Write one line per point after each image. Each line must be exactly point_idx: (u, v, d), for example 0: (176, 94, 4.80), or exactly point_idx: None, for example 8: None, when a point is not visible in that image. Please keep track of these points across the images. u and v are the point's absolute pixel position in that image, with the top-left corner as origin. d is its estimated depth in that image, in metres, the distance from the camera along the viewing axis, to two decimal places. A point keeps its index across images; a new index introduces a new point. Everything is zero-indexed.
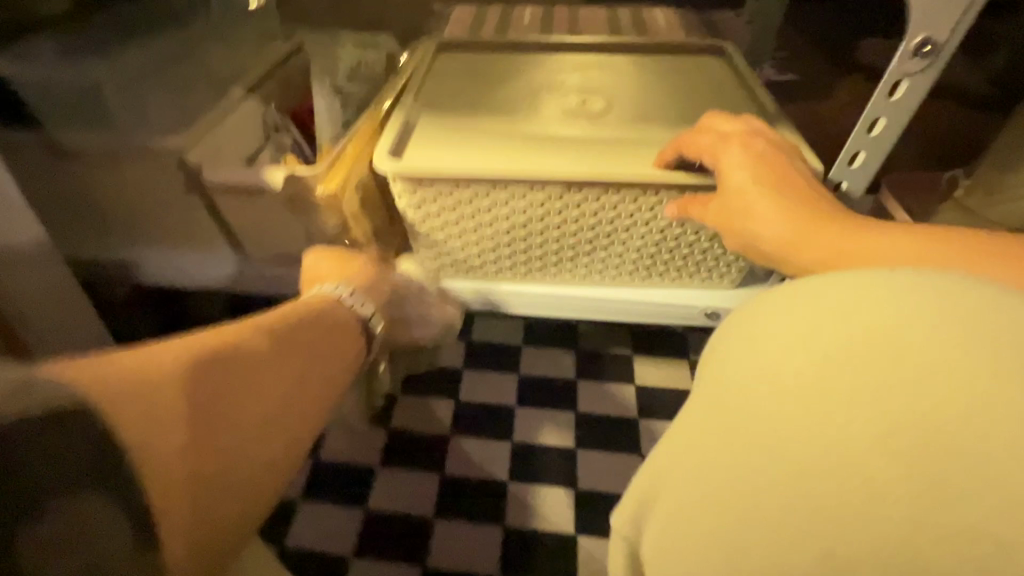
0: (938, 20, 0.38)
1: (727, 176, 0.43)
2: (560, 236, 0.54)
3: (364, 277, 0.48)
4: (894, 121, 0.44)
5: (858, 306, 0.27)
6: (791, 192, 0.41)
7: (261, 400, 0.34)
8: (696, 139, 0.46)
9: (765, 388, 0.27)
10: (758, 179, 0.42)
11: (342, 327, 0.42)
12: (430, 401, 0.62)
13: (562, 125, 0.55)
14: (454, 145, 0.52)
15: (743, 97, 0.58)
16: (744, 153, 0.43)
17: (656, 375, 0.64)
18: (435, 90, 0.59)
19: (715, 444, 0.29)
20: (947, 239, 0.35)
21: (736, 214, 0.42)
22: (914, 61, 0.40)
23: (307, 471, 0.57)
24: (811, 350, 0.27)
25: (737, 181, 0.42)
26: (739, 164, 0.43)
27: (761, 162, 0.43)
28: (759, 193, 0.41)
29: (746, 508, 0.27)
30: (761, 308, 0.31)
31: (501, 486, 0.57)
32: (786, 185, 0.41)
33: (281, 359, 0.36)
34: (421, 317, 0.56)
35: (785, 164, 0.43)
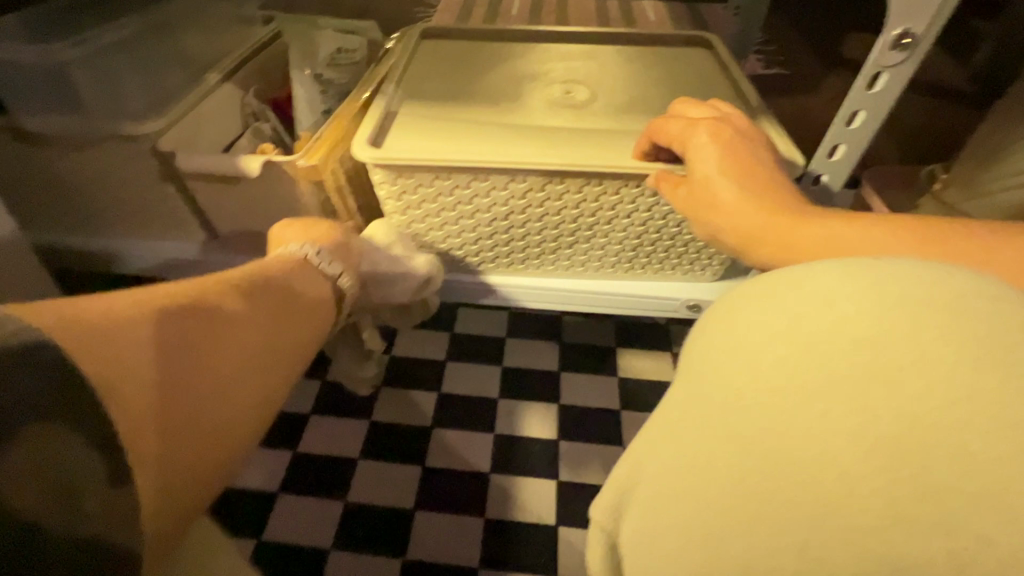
0: (917, 11, 0.37)
1: (695, 165, 0.43)
2: (545, 227, 0.55)
3: (337, 239, 0.47)
4: (874, 114, 0.43)
5: (816, 299, 0.25)
6: (761, 183, 0.40)
7: (229, 360, 0.34)
8: (666, 126, 0.46)
9: (748, 376, 0.25)
10: (726, 170, 0.41)
11: (314, 290, 0.43)
12: (414, 393, 0.66)
13: (546, 113, 0.56)
14: (435, 133, 0.52)
15: (720, 89, 0.59)
16: (715, 143, 0.43)
17: (637, 366, 0.69)
18: (417, 79, 0.60)
19: (693, 433, 0.27)
20: (923, 239, 0.33)
21: (701, 205, 0.42)
22: (893, 54, 0.39)
23: (287, 462, 0.60)
24: (772, 349, 0.25)
25: (707, 169, 0.42)
26: (706, 153, 0.42)
27: (733, 151, 0.42)
28: (727, 182, 0.40)
29: (724, 500, 0.24)
30: (743, 293, 0.29)
31: (480, 476, 0.59)
32: (758, 176, 0.41)
33: (250, 320, 0.36)
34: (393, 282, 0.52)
35: (751, 153, 0.42)
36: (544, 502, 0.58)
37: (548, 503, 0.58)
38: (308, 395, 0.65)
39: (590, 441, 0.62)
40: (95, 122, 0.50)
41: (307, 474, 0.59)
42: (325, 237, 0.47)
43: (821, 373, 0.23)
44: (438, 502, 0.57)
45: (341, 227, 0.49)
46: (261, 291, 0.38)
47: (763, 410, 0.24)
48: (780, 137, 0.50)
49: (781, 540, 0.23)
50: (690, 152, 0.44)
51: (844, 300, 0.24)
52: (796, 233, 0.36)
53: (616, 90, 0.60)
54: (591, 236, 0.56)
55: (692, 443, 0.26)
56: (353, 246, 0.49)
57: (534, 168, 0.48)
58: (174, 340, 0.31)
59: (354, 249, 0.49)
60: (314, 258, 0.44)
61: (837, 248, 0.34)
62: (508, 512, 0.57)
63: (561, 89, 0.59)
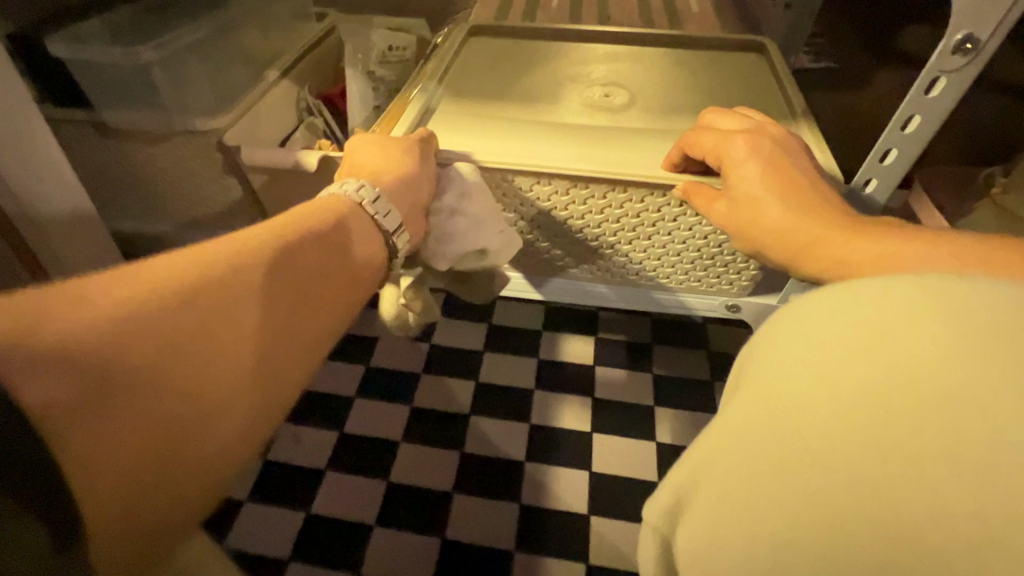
0: (980, 14, 0.36)
1: (735, 177, 0.44)
2: (585, 226, 0.56)
3: (399, 185, 0.44)
4: (930, 118, 0.42)
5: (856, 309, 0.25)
6: (806, 198, 0.41)
7: (259, 331, 0.33)
8: (699, 139, 0.47)
9: (838, 371, 0.24)
10: (767, 185, 0.42)
11: (353, 241, 0.40)
12: (453, 381, 0.68)
13: (585, 113, 0.57)
14: (480, 131, 0.54)
15: (762, 91, 0.60)
16: (752, 156, 0.44)
17: (670, 364, 0.70)
18: (459, 77, 0.62)
19: (761, 422, 0.25)
20: (975, 249, 0.33)
21: (744, 220, 0.43)
22: (953, 59, 0.38)
23: (333, 443, 0.63)
24: (801, 346, 0.26)
25: (751, 185, 0.42)
26: (743, 166, 0.43)
27: (774, 167, 0.43)
28: (772, 198, 0.41)
29: (789, 483, 0.23)
30: (822, 301, 0.27)
31: (516, 463, 0.61)
32: (806, 190, 0.41)
33: (280, 284, 0.35)
34: (444, 237, 0.47)
35: (790, 164, 0.43)
36: (577, 492, 0.59)
37: (581, 494, 0.59)
38: (352, 378, 0.69)
39: (624, 435, 0.63)
40: (168, 119, 0.53)
41: (351, 453, 0.63)
42: (387, 177, 0.44)
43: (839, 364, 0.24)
44: (475, 486, 0.60)
45: (405, 172, 0.45)
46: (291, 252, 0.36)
47: (828, 388, 0.24)
48: (820, 149, 0.50)
49: (764, 517, 0.24)
50: (726, 166, 0.45)
51: (867, 301, 0.25)
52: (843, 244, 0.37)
53: (655, 93, 0.60)
54: (634, 239, 0.56)
55: (761, 429, 0.25)
56: (418, 198, 0.45)
57: (579, 170, 0.49)
58: (196, 322, 0.30)
59: (415, 199, 0.45)
60: (371, 205, 0.41)
61: (884, 259, 0.35)
62: (542, 499, 0.59)
63: (600, 91, 0.60)
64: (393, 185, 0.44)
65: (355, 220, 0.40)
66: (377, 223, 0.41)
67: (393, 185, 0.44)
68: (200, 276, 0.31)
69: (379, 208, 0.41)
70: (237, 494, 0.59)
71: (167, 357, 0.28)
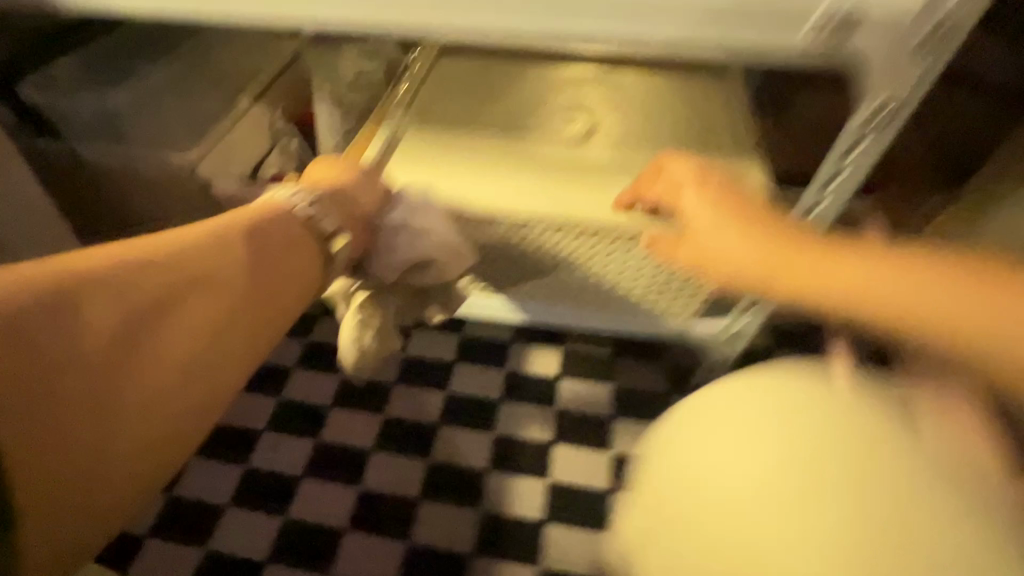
0: (900, 77, 0.36)
1: (692, 217, 0.44)
2: (541, 257, 0.59)
3: (342, 195, 0.48)
4: (865, 153, 0.43)
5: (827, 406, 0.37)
6: (754, 234, 0.40)
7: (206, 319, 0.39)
8: (651, 186, 0.50)
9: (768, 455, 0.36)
10: (721, 219, 0.42)
11: (297, 244, 0.44)
12: (424, 392, 0.72)
13: (545, 145, 0.59)
14: (442, 171, 0.58)
15: (719, 123, 0.61)
16: (702, 194, 0.45)
17: (631, 376, 0.73)
18: (427, 103, 0.63)
19: (715, 513, 0.35)
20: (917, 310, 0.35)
21: (707, 254, 0.42)
22: (876, 114, 0.39)
23: (310, 451, 0.68)
24: (738, 410, 0.39)
25: (706, 222, 0.43)
26: (698, 206, 0.44)
27: (724, 208, 0.43)
28: (731, 230, 0.41)
29: (717, 523, 0.35)
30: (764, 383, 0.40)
31: (480, 472, 0.66)
32: (756, 227, 0.41)
33: (229, 277, 0.40)
34: (388, 248, 0.50)
35: (742, 199, 0.44)
36: (536, 499, 0.64)
37: (539, 502, 0.64)
38: (327, 389, 0.72)
39: (582, 445, 0.68)
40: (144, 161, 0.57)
41: (327, 460, 0.67)
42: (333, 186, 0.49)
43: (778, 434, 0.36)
44: (441, 493, 0.64)
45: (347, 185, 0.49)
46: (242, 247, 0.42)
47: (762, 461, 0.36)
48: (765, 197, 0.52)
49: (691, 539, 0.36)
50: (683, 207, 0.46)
51: (795, 399, 0.38)
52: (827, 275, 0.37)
53: (617, 121, 0.62)
54: (587, 270, 0.60)
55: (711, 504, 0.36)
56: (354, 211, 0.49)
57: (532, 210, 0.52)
58: (147, 304, 0.36)
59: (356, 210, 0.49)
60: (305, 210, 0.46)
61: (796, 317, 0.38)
62: (502, 506, 0.64)
63: (564, 119, 0.62)
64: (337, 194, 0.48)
65: (299, 228, 0.45)
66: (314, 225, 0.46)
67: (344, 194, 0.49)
68: (156, 264, 0.38)
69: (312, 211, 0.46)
70: (220, 500, 0.64)
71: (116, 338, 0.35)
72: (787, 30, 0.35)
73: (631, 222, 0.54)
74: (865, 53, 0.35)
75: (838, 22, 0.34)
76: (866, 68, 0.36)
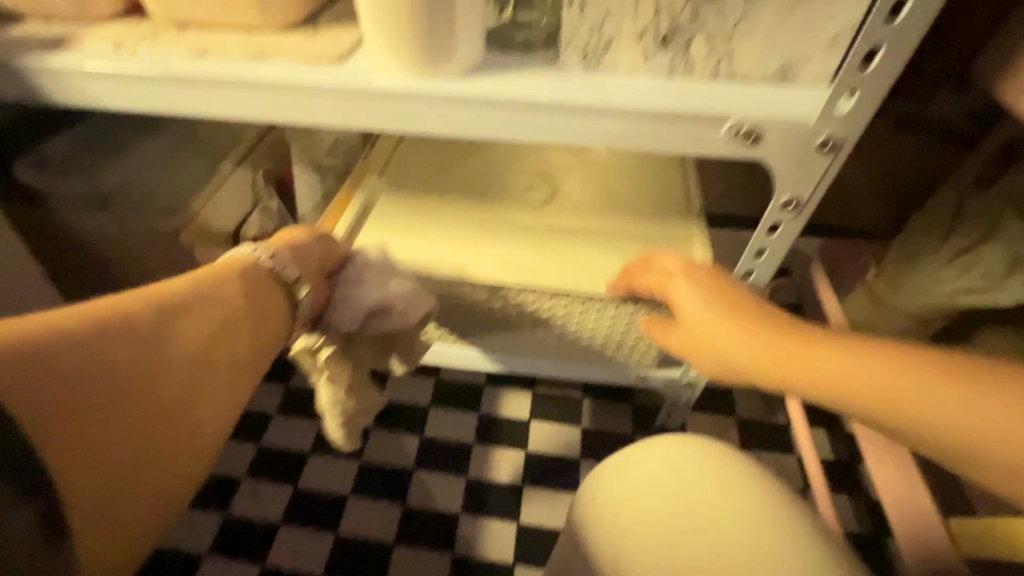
0: (800, 183, 0.44)
1: (681, 306, 0.47)
2: (504, 315, 0.63)
3: (307, 247, 0.51)
4: (784, 236, 0.50)
5: (743, 500, 0.39)
6: (740, 317, 0.43)
7: (178, 381, 0.39)
8: (644, 276, 0.52)
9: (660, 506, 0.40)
10: (708, 307, 0.45)
11: (267, 299, 0.46)
12: (400, 437, 0.75)
13: (509, 211, 0.64)
14: (412, 232, 0.62)
15: (669, 187, 0.67)
16: (688, 284, 0.47)
17: (598, 418, 0.77)
18: (400, 169, 0.68)
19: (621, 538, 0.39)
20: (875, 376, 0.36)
21: (700, 344, 0.44)
22: (785, 211, 0.47)
23: (288, 498, 0.70)
24: (644, 471, 0.41)
25: (694, 313, 0.45)
26: (686, 295, 0.47)
27: (718, 296, 0.45)
28: (718, 320, 0.43)
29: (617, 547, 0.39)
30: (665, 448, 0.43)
31: (453, 516, 0.69)
32: (742, 309, 0.43)
33: (194, 336, 0.41)
34: (347, 300, 0.51)
35: (729, 288, 0.46)
36: (506, 541, 0.67)
37: (509, 544, 0.67)
38: (306, 436, 0.75)
39: (550, 488, 0.71)
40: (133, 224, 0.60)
41: (306, 507, 0.69)
42: (296, 242, 0.50)
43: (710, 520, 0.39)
44: (415, 538, 0.67)
45: (311, 239, 0.51)
46: (205, 306, 0.42)
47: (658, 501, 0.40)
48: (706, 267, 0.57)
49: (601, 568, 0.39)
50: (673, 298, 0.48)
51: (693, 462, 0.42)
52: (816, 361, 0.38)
53: (576, 187, 0.67)
54: (548, 326, 0.63)
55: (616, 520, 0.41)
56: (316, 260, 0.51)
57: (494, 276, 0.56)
58: (116, 371, 0.36)
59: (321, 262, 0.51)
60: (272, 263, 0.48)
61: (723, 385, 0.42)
62: (474, 549, 0.66)
63: (527, 185, 0.67)
64: (300, 246, 0.50)
65: (264, 279, 0.47)
66: (279, 274, 0.48)
67: (308, 254, 0.50)
68: (118, 327, 0.37)
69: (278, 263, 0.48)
70: (199, 548, 0.66)
71: (87, 406, 0.34)
72: (709, 137, 0.42)
73: (582, 288, 0.57)
74: (770, 162, 0.43)
75: (748, 135, 0.42)
76: (776, 171, 0.44)
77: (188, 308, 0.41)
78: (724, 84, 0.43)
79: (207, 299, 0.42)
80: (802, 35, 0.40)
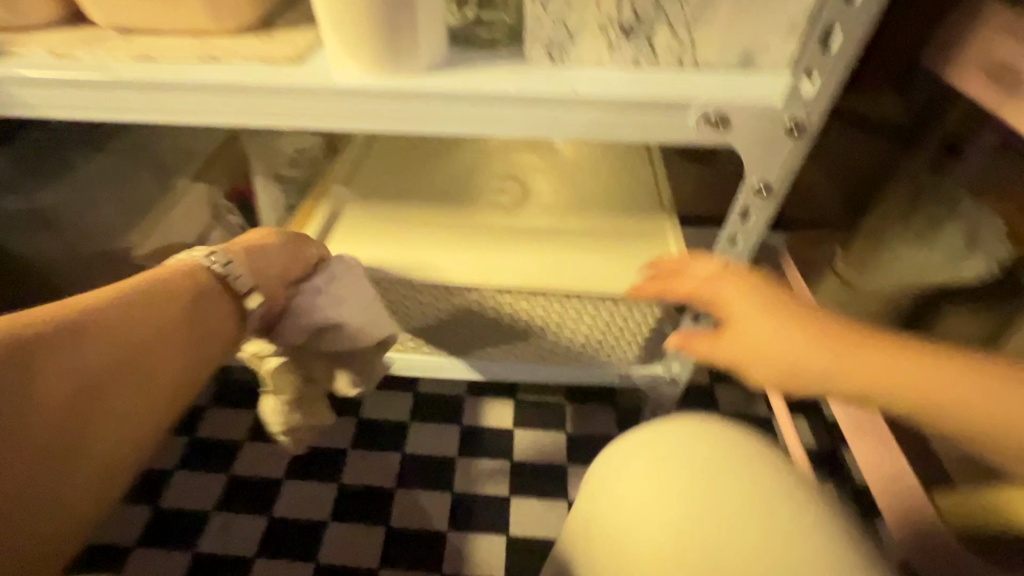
0: (769, 168, 0.45)
1: (734, 310, 0.42)
2: (482, 320, 0.61)
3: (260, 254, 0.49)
4: (758, 223, 0.50)
5: (711, 442, 0.37)
6: (800, 319, 0.39)
7: (113, 386, 0.41)
8: (681, 279, 0.47)
9: (677, 508, 0.34)
10: (771, 309, 0.40)
11: (210, 320, 0.46)
12: (380, 455, 0.72)
13: (482, 213, 0.63)
14: (383, 239, 0.60)
15: (641, 184, 0.67)
16: (739, 287, 0.42)
17: (583, 421, 0.76)
18: (367, 176, 0.66)
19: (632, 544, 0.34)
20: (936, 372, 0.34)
21: (764, 354, 0.39)
22: (757, 197, 0.47)
23: (263, 528, 0.66)
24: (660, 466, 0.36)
25: (751, 319, 0.40)
26: (738, 298, 0.42)
27: (773, 302, 0.41)
28: (783, 327, 0.39)
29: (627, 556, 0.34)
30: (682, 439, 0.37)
31: (439, 533, 0.66)
32: (796, 310, 0.39)
33: (131, 344, 0.42)
34: (302, 313, 0.50)
35: (786, 290, 0.41)
36: (496, 555, 0.64)
37: (500, 557, 0.64)
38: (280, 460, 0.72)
39: (538, 496, 0.69)
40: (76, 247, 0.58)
41: (281, 537, 0.65)
42: (250, 252, 0.48)
43: (697, 484, 0.35)
44: (401, 559, 0.64)
45: (264, 249, 0.50)
46: (142, 318, 0.42)
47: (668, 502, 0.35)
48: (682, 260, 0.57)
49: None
50: (724, 302, 0.43)
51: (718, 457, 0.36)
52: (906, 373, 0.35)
53: (546, 187, 0.66)
54: (528, 329, 0.62)
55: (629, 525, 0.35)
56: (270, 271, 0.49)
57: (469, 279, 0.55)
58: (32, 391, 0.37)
59: (274, 278, 0.50)
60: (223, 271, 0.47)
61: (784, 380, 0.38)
62: (462, 566, 0.64)
63: (498, 187, 0.66)
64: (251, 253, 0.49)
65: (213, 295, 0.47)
66: (229, 284, 0.47)
67: (262, 264, 0.49)
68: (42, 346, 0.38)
69: (228, 271, 0.47)
70: None
71: (8, 413, 0.36)
72: (676, 124, 0.42)
73: (564, 286, 0.56)
74: (739, 147, 0.44)
75: (717, 120, 0.42)
76: (744, 157, 0.44)
77: (125, 317, 0.42)
78: (689, 75, 0.43)
79: (145, 310, 0.43)
80: (759, 22, 0.40)
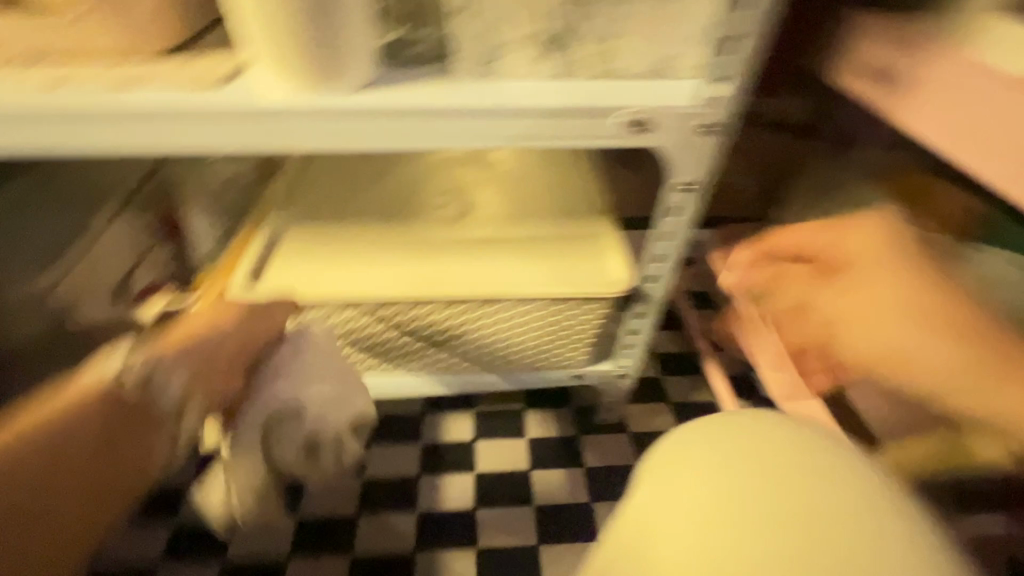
0: (690, 166, 0.49)
1: (891, 263, 0.45)
2: (434, 333, 0.61)
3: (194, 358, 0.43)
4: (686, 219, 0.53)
5: (742, 431, 0.38)
6: (925, 292, 0.43)
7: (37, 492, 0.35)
8: (823, 236, 0.50)
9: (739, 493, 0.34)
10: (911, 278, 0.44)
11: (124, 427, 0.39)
12: (338, 484, 0.70)
13: (425, 229, 0.64)
14: (326, 262, 0.59)
15: (577, 191, 0.70)
16: (892, 251, 0.46)
17: (542, 427, 0.77)
18: (304, 201, 0.66)
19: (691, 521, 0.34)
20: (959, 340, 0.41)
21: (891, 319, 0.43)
22: (682, 195, 0.51)
23: None
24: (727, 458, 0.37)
25: (891, 277, 0.44)
26: (901, 259, 0.45)
27: (920, 268, 0.45)
28: (934, 292, 0.43)
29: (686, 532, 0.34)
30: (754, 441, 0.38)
31: (407, 556, 0.64)
32: (922, 282, 0.44)
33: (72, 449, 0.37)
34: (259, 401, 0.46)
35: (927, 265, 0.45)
36: (467, 570, 0.64)
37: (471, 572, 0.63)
38: None
39: (505, 505, 0.69)
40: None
41: None
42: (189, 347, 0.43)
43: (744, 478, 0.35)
44: None
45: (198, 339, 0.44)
46: (70, 438, 0.37)
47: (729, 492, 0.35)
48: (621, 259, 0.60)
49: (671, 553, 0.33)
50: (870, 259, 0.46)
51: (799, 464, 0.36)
52: (981, 379, 0.40)
53: (488, 201, 0.68)
54: (480, 339, 0.63)
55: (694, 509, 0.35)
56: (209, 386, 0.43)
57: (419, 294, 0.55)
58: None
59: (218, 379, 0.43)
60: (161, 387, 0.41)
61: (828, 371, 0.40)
62: None
63: (439, 203, 0.67)
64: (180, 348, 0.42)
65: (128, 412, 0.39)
66: (160, 392, 0.40)
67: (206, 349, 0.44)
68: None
69: (160, 376, 0.40)
70: None
71: None
72: (603, 129, 0.45)
73: (513, 292, 0.57)
74: (662, 148, 0.47)
75: (640, 124, 0.45)
76: (667, 156, 0.48)
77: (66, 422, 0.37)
78: (613, 82, 0.46)
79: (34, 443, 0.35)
80: (673, 32, 0.44)
